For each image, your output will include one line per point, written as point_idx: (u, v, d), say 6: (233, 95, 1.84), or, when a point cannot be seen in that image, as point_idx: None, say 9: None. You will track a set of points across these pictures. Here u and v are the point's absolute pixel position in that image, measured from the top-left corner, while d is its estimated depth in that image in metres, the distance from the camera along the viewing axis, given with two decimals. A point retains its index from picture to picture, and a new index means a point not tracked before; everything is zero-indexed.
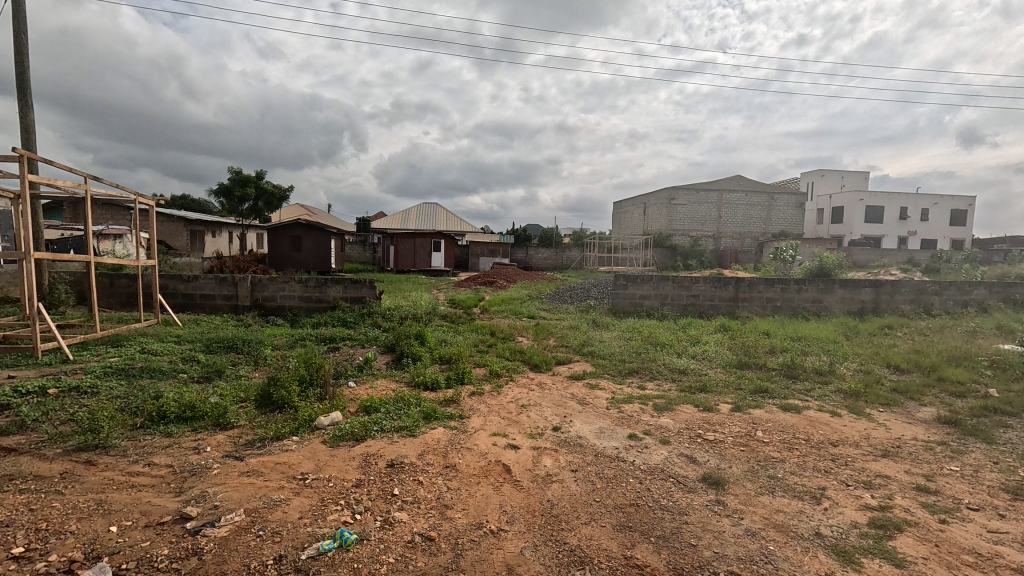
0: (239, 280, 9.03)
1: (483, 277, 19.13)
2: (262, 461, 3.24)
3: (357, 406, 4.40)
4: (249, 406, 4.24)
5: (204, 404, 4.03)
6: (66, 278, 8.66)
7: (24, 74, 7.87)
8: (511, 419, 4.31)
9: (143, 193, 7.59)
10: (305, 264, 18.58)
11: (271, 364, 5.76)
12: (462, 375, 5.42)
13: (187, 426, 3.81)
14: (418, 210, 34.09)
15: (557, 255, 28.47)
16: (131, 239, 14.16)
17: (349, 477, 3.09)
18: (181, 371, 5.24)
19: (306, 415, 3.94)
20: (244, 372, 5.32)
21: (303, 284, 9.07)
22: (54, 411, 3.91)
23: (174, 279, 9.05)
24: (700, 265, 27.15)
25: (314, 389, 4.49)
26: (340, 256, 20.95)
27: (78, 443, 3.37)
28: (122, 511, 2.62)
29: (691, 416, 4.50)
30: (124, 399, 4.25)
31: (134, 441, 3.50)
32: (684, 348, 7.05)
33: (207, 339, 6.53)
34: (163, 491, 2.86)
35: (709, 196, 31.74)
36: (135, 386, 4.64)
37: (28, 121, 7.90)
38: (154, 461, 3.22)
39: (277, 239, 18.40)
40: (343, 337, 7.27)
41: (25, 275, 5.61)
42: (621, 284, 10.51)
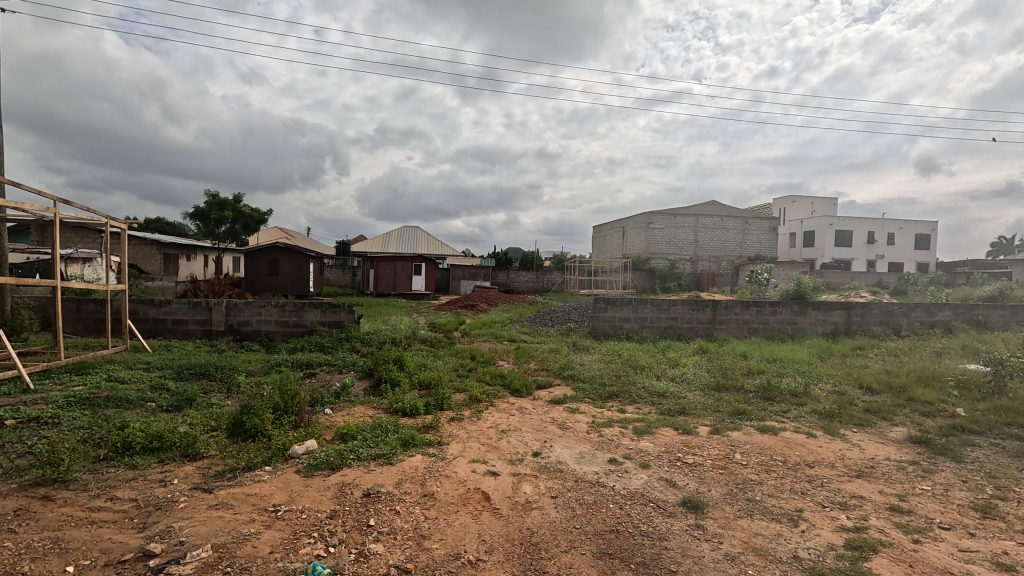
0: (213, 305, 8.84)
1: (465, 300, 19.05)
2: (232, 493, 3.13)
3: (333, 434, 4.30)
4: (221, 436, 4.11)
5: (173, 433, 3.88)
6: (31, 303, 8.39)
7: None
8: (491, 445, 4.26)
9: (115, 217, 7.49)
10: (281, 287, 18.29)
11: (244, 391, 5.61)
12: (442, 401, 5.35)
13: (154, 457, 3.66)
14: (399, 233, 34.18)
15: (538, 278, 28.58)
16: (100, 263, 13.78)
17: (323, 508, 3.00)
18: (150, 400, 5.06)
19: (280, 443, 3.83)
20: (216, 401, 5.16)
21: (280, 308, 8.93)
22: (11, 443, 3.73)
23: (144, 303, 8.80)
24: (679, 288, 27.59)
25: (288, 417, 4.38)
26: (319, 280, 20.77)
27: (35, 477, 3.21)
28: (81, 549, 2.49)
29: (670, 439, 4.52)
30: (87, 430, 4.07)
31: (97, 474, 3.35)
32: (663, 370, 7.11)
33: (178, 366, 6.36)
34: (125, 527, 2.73)
35: (685, 220, 32.51)
36: (99, 416, 4.46)
37: None
38: (117, 495, 3.09)
39: (254, 262, 18.12)
40: (320, 363, 7.15)
41: None
42: (601, 307, 10.59)
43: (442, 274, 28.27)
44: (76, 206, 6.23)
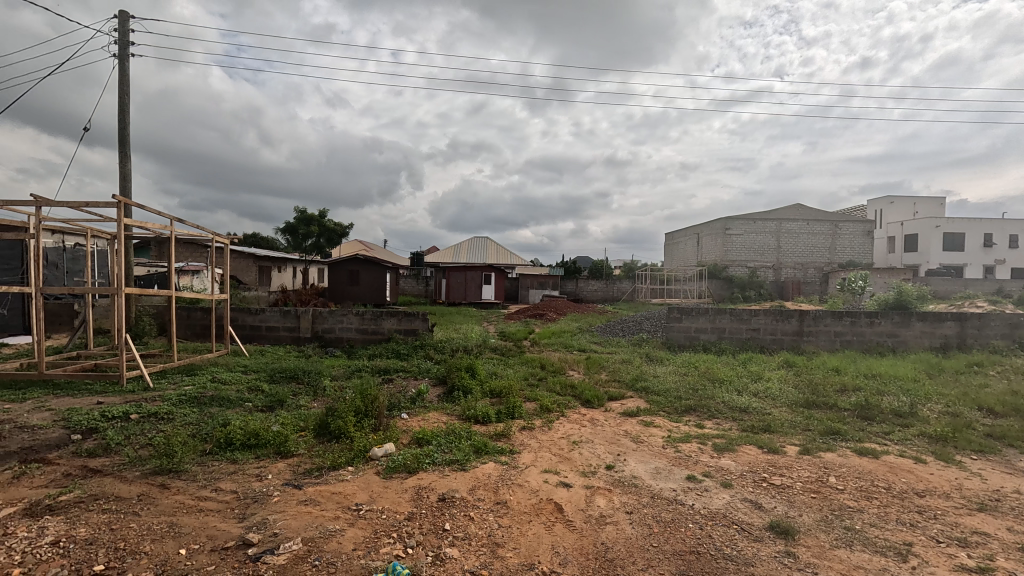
0: (302, 313, 9.49)
1: (534, 309, 19.10)
2: (319, 491, 3.32)
3: (410, 438, 4.45)
4: (308, 436, 4.38)
5: (268, 432, 4.20)
6: (151, 310, 9.45)
7: (124, 129, 8.85)
8: (562, 456, 4.22)
9: (219, 233, 8.29)
10: (361, 297, 19.31)
11: (328, 394, 5.95)
12: (513, 410, 5.38)
13: (251, 453, 3.98)
14: (470, 244, 35.05)
15: (608, 287, 28.08)
16: (206, 275, 15.26)
17: (401, 510, 3.11)
18: (247, 400, 5.51)
19: (361, 445, 4.02)
20: (304, 402, 5.53)
21: (360, 316, 9.42)
22: (135, 435, 4.21)
23: (243, 311, 9.63)
24: (760, 297, 26.00)
25: (368, 420, 4.59)
26: (395, 290, 21.72)
27: (154, 466, 3.60)
28: (191, 534, 2.75)
29: (754, 458, 4.24)
30: (195, 426, 4.51)
31: (204, 467, 3.69)
32: (744, 384, 6.71)
33: (271, 370, 6.87)
34: (228, 516, 2.98)
35: (766, 226, 30.71)
36: (205, 413, 4.92)
37: (126, 171, 8.83)
38: (221, 486, 3.38)
39: (337, 273, 19.28)
40: (397, 369, 7.44)
41: (118, 309, 6.54)
42: (675, 317, 10.23)
43: (511, 284, 28.57)
44: (188, 225, 6.98)
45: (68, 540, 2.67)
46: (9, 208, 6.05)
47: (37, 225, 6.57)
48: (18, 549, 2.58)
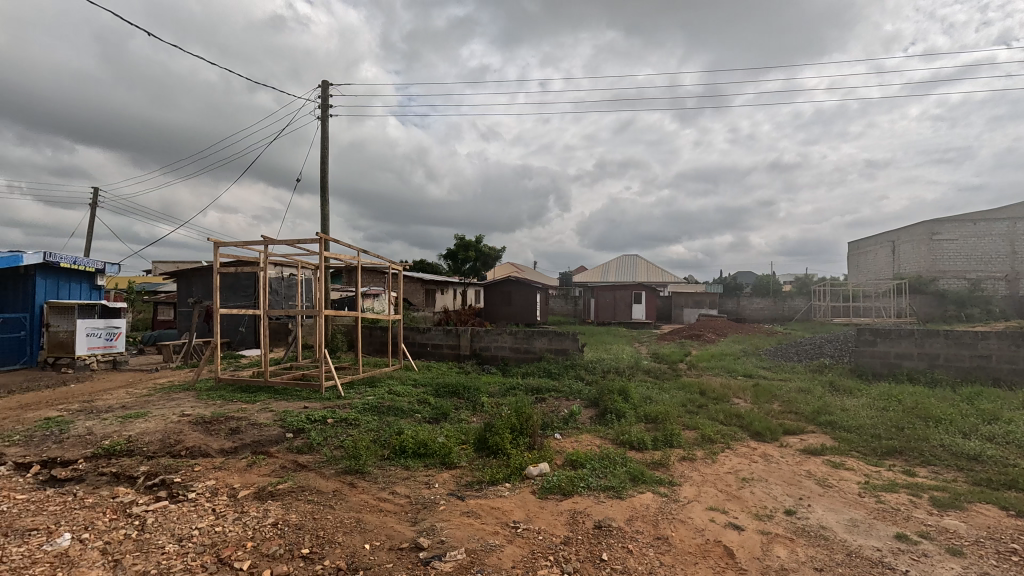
0: (461, 332, 10.24)
1: (690, 329, 17.92)
2: (480, 504, 3.49)
3: (564, 460, 4.45)
4: (470, 450, 4.65)
5: (434, 443, 4.57)
6: (342, 329, 11.05)
7: (325, 177, 10.63)
8: (730, 494, 3.82)
9: (394, 261, 9.42)
10: (513, 316, 20.17)
11: (486, 410, 6.27)
12: (671, 438, 5.06)
13: (421, 461, 4.36)
14: (619, 262, 34.48)
15: (777, 305, 25.15)
16: (383, 298, 17.41)
17: (557, 533, 3.10)
18: (417, 411, 6.07)
19: (517, 463, 4.14)
20: (465, 417, 5.91)
21: (514, 336, 9.81)
22: (331, 437, 4.92)
23: (412, 330, 10.73)
24: (987, 315, 20.88)
25: (523, 438, 4.72)
26: (545, 310, 22.24)
27: (346, 466, 4.15)
28: (374, 531, 3.09)
29: (995, 521, 3.35)
30: (376, 432, 5.11)
31: (383, 470, 4.14)
32: (972, 425, 5.39)
33: (436, 384, 7.49)
34: (402, 518, 3.28)
35: (994, 227, 24.75)
36: (384, 422, 5.54)
37: (326, 212, 10.57)
38: (397, 490, 3.75)
39: (492, 294, 20.45)
40: (549, 389, 7.55)
41: (319, 328, 7.77)
42: (867, 339, 8.72)
43: (663, 303, 27.28)
44: (371, 255, 8.06)
45: (284, 523, 3.19)
46: (248, 247, 7.66)
47: (266, 259, 8.20)
48: (251, 526, 3.17)
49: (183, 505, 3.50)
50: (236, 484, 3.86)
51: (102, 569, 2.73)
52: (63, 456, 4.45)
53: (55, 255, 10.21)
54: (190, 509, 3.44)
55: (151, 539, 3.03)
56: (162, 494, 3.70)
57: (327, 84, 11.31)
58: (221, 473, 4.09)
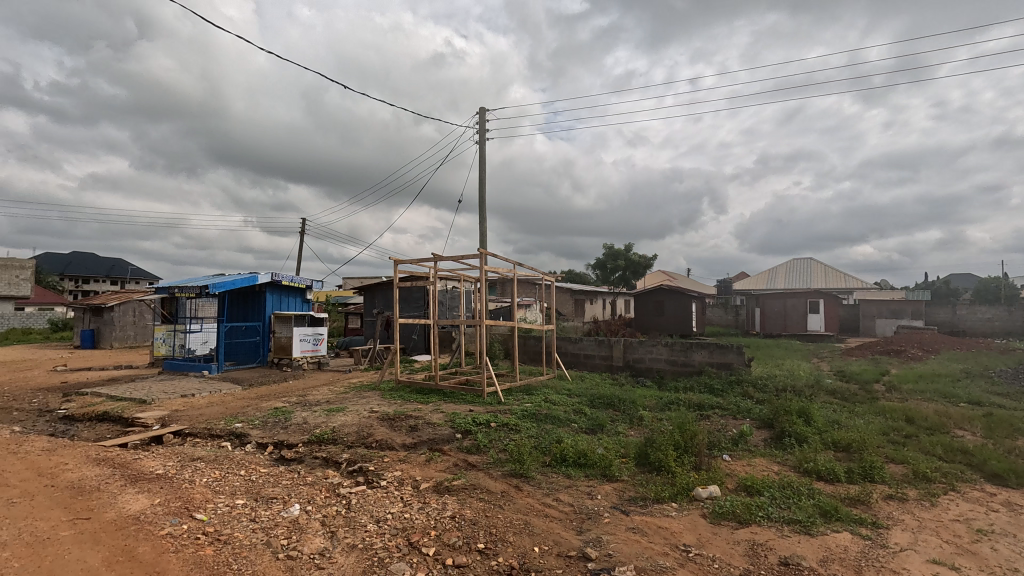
0: (614, 342, 10.09)
1: (885, 343, 15.18)
2: (646, 521, 3.38)
3: (736, 484, 4.09)
4: (631, 464, 4.54)
5: (594, 454, 4.56)
6: (499, 338, 11.69)
7: (483, 196, 11.43)
8: (962, 547, 3.13)
9: (547, 272, 9.71)
10: (667, 327, 19.24)
11: (644, 425, 6.07)
12: (870, 471, 4.33)
13: (582, 471, 4.38)
14: (788, 267, 30.83)
15: (1013, 315, 20.03)
16: (535, 308, 18.03)
17: (735, 563, 2.86)
18: (574, 421, 6.13)
19: (684, 483, 3.92)
20: (622, 430, 5.79)
21: (670, 347, 9.36)
22: (495, 440, 5.22)
23: (565, 340, 10.89)
24: None
25: (688, 457, 4.46)
26: (702, 320, 20.81)
27: (511, 469, 4.37)
28: (542, 535, 3.19)
29: None
30: (536, 439, 5.28)
31: (545, 476, 4.26)
32: None
33: (591, 395, 7.47)
34: (568, 526, 3.34)
35: None
36: (542, 429, 5.70)
37: (484, 228, 11.33)
38: (561, 497, 3.82)
39: (643, 304, 19.78)
40: (712, 406, 7.02)
41: (480, 337, 8.31)
42: None
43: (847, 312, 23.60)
44: (525, 267, 8.41)
45: (460, 517, 3.47)
46: (420, 263, 8.57)
47: (434, 274, 9.09)
48: (433, 516, 3.51)
49: (378, 491, 4.03)
50: (417, 477, 4.31)
51: (322, 538, 3.27)
52: (289, 440, 5.45)
53: (278, 275, 12.62)
54: (383, 495, 3.94)
55: (356, 517, 3.55)
56: (361, 480, 4.32)
57: (484, 110, 12.21)
58: (405, 465, 4.61)
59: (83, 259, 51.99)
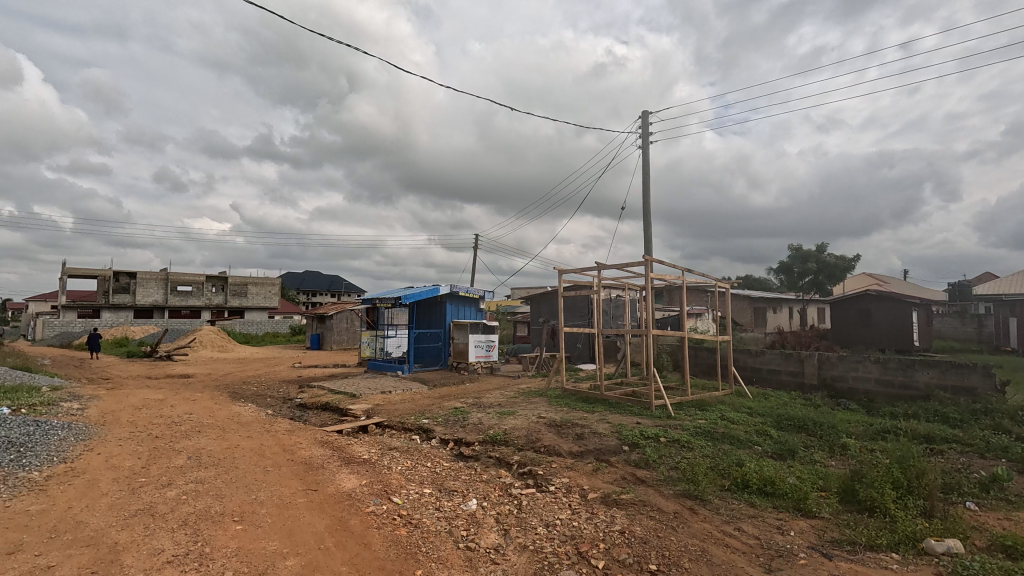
0: (806, 357, 8.84)
1: None
2: (855, 571, 2.86)
3: (988, 542, 3.22)
4: (832, 500, 3.90)
5: (785, 483, 4.03)
6: (668, 348, 11.13)
7: (647, 202, 11.08)
8: None
9: (720, 278, 8.96)
10: (876, 340, 16.19)
11: (849, 455, 5.17)
12: None
13: (769, 501, 3.90)
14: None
15: None
16: (708, 317, 16.84)
17: None
18: (757, 443, 5.50)
19: (908, 531, 3.22)
20: (820, 459, 5.01)
21: (882, 365, 7.84)
22: (666, 456, 4.95)
23: (744, 352, 9.90)
24: None
25: (914, 500, 3.66)
26: (928, 332, 17.01)
27: (684, 490, 4.10)
28: (722, 567, 2.92)
29: None
30: (713, 459, 4.86)
31: (725, 502, 3.89)
32: None
33: (777, 415, 6.64)
34: (753, 561, 3.00)
35: None
36: (720, 449, 5.24)
37: (650, 235, 10.94)
38: (744, 527, 3.45)
39: (843, 313, 16.96)
40: (947, 439, 5.66)
41: (647, 347, 8.01)
42: None
43: None
44: (696, 274, 7.89)
45: (630, 533, 3.37)
46: (584, 272, 8.64)
47: (598, 283, 9.06)
48: (601, 528, 3.47)
49: (547, 496, 4.13)
50: (585, 486, 4.32)
51: (497, 534, 3.47)
52: (466, 438, 5.92)
53: (456, 287, 13.90)
54: (552, 500, 4.03)
55: (527, 519, 3.69)
56: (531, 482, 4.48)
57: (648, 113, 11.84)
58: (573, 473, 4.65)
59: (312, 276, 64.03)
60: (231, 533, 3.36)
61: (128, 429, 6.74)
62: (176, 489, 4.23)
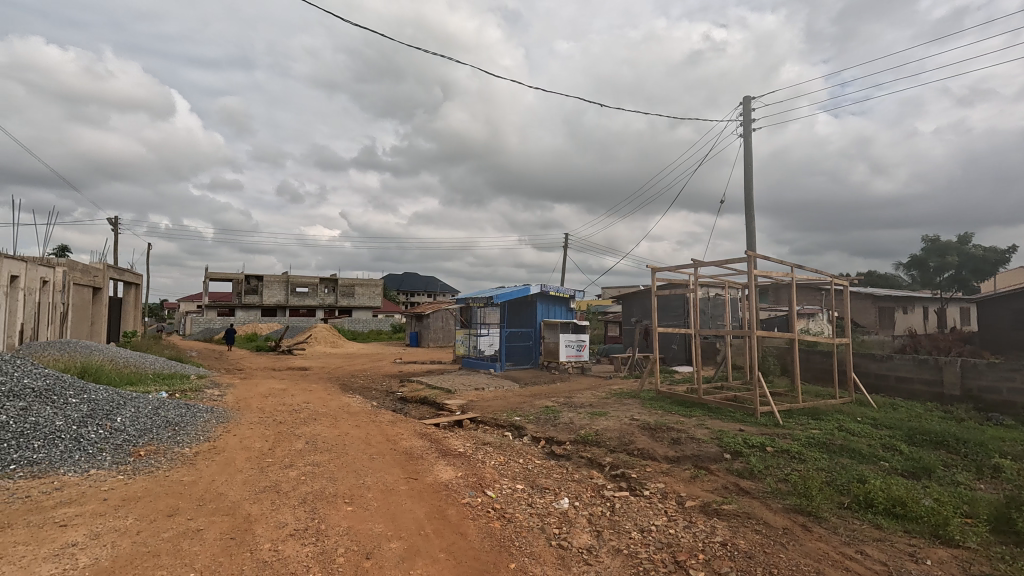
0: (945, 363, 7.74)
1: None
2: None
3: None
4: (982, 528, 3.37)
5: (919, 505, 3.56)
6: (774, 351, 10.32)
7: (749, 194, 10.35)
8: None
9: (837, 274, 8.12)
10: None
11: (1004, 479, 4.44)
12: None
13: (899, 524, 3.46)
14: None
15: None
16: (823, 317, 15.37)
17: None
18: (884, 458, 4.91)
19: None
20: (965, 480, 4.36)
21: None
22: (773, 467, 4.59)
23: (866, 357, 8.89)
24: None
25: None
26: None
27: (795, 504, 3.78)
28: None
29: None
30: (829, 473, 4.42)
31: (844, 521, 3.52)
32: None
33: (909, 429, 5.88)
34: None
35: None
36: (837, 462, 4.75)
37: (752, 229, 10.21)
38: (868, 551, 3.11)
39: (994, 313, 14.60)
40: None
41: (750, 349, 7.49)
42: None
43: None
44: (808, 270, 7.22)
45: (733, 546, 3.17)
46: (680, 270, 8.29)
47: (695, 281, 8.62)
48: (700, 538, 3.31)
49: (641, 500, 4.02)
50: (682, 492, 4.13)
51: (589, 535, 3.44)
52: (557, 437, 5.92)
53: (547, 286, 13.97)
54: (647, 505, 3.91)
55: (620, 522, 3.62)
56: (624, 485, 4.39)
57: (750, 98, 11.05)
58: (669, 479, 4.47)
59: (411, 277, 67.77)
60: (343, 513, 3.67)
61: (258, 414, 7.63)
62: (296, 470, 4.70)
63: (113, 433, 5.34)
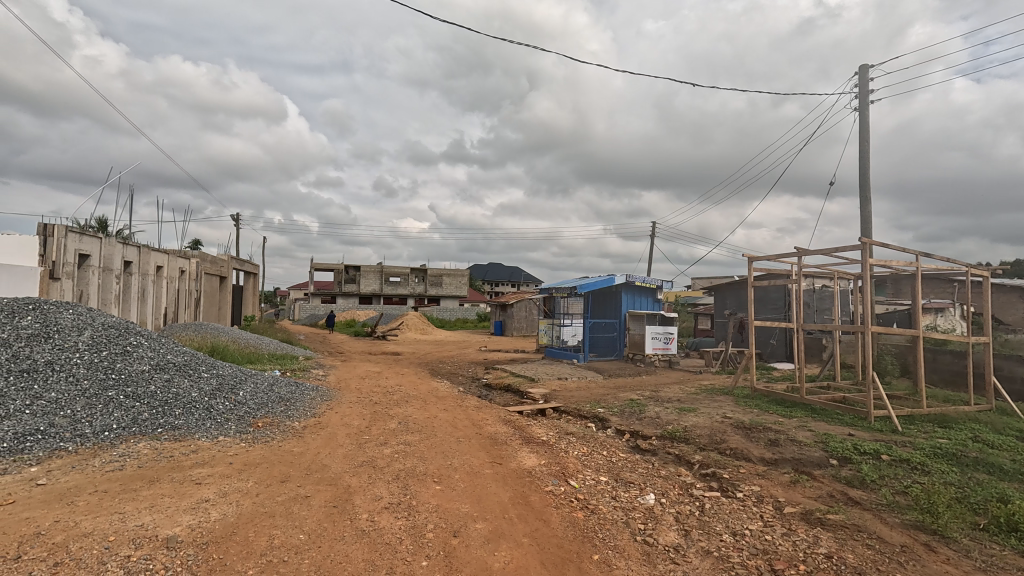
0: None
1: None
2: None
3: None
4: None
5: None
6: (893, 350, 9.25)
7: (864, 174, 9.31)
8: None
9: (973, 263, 7.07)
10: None
11: None
12: None
13: None
14: None
15: None
16: (955, 313, 13.55)
17: None
18: None
19: None
20: None
21: None
22: (890, 478, 4.13)
23: (1011, 359, 7.70)
24: None
25: None
26: None
27: (917, 521, 3.38)
28: None
29: None
30: (960, 489, 3.90)
31: (979, 544, 3.09)
32: None
33: None
34: None
35: None
36: (971, 478, 4.17)
37: (867, 213, 9.19)
38: None
39: None
40: None
41: (863, 346, 6.75)
42: None
43: None
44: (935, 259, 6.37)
45: (840, 560, 2.91)
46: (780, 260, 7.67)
47: (798, 272, 7.93)
48: (800, 547, 3.08)
49: (734, 502, 3.81)
50: (780, 497, 3.86)
51: (676, 533, 3.32)
52: (643, 431, 5.77)
53: (632, 276, 13.60)
54: (740, 508, 3.70)
55: (710, 522, 3.46)
56: (714, 485, 4.19)
57: (867, 67, 9.89)
58: (765, 482, 4.19)
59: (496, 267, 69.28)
60: (432, 491, 3.86)
61: (357, 394, 8.24)
62: (390, 448, 5.01)
63: (236, 405, 6.02)
